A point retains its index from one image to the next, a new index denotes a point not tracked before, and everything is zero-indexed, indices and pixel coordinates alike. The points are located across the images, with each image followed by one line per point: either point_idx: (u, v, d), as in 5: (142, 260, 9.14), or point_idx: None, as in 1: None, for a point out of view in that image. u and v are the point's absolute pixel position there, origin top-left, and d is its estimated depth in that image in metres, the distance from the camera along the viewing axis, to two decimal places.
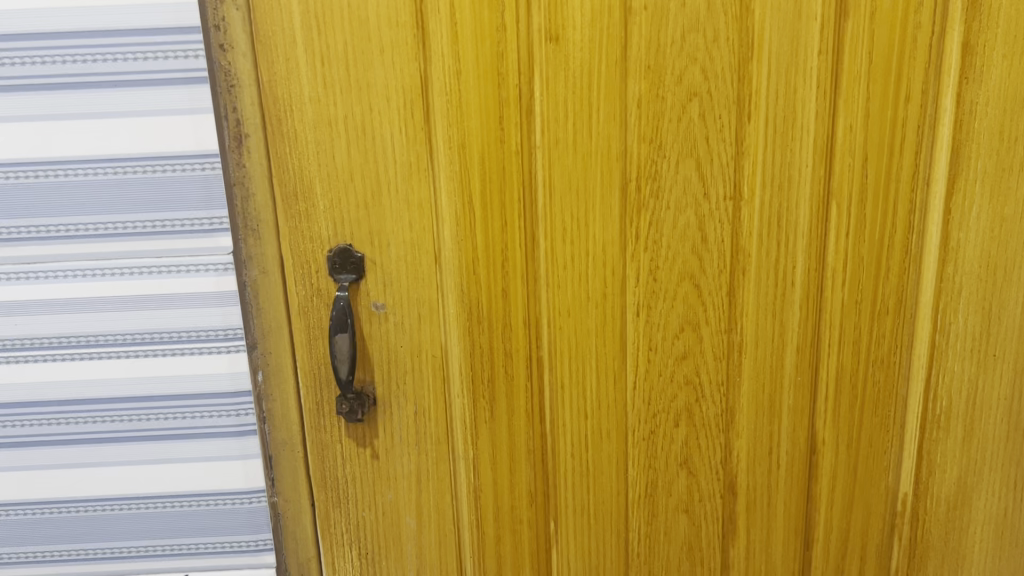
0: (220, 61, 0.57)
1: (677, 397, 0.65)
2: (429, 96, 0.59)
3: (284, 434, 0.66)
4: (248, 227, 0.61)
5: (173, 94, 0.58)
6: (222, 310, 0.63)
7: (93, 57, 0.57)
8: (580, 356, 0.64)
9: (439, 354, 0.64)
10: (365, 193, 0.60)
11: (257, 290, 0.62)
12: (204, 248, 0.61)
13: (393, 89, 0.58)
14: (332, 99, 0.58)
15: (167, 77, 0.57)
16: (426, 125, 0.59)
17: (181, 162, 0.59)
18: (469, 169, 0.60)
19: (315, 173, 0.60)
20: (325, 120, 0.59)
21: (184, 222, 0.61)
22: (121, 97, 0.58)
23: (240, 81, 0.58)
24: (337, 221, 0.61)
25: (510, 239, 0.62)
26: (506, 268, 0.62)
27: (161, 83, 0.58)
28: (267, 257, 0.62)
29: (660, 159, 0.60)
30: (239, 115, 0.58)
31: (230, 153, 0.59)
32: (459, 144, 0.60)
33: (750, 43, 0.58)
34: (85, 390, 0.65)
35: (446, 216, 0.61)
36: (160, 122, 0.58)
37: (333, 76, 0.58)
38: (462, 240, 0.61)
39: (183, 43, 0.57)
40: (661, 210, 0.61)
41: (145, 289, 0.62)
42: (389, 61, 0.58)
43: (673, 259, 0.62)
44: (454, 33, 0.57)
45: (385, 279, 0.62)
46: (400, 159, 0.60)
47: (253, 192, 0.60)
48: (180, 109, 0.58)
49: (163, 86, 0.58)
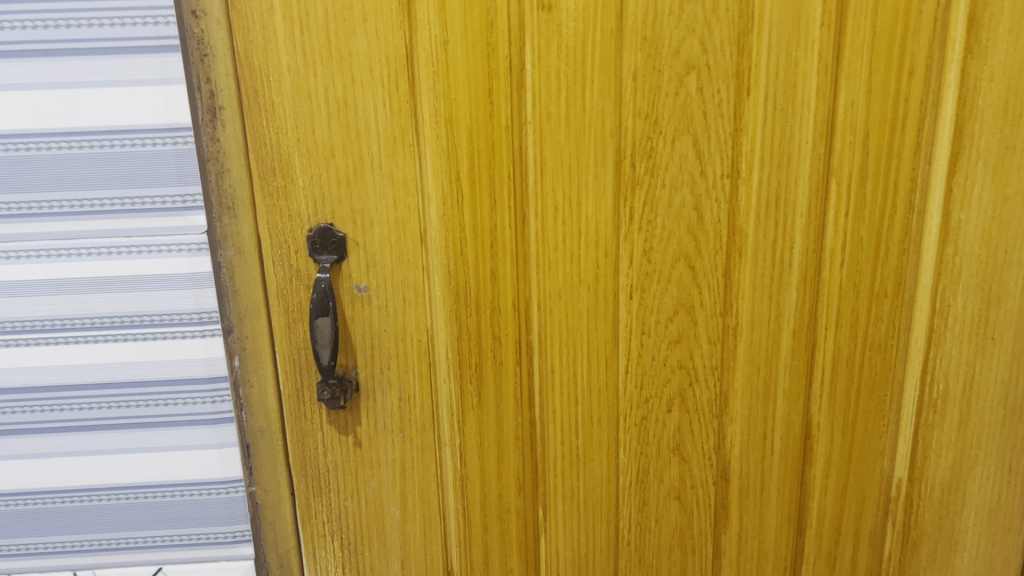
0: (193, 29, 0.54)
1: (670, 382, 0.63)
2: (415, 68, 0.56)
3: (261, 422, 0.63)
4: (223, 206, 0.58)
5: (144, 62, 0.54)
6: (196, 291, 0.60)
7: (58, 22, 0.54)
8: (572, 340, 0.62)
9: (425, 339, 0.62)
10: (348, 169, 0.57)
11: (233, 271, 0.59)
12: (177, 227, 0.58)
13: (377, 60, 0.55)
14: (311, 70, 0.55)
15: (137, 44, 0.54)
16: (411, 97, 0.56)
17: (152, 135, 0.56)
18: (457, 145, 0.57)
19: (294, 147, 0.57)
20: (304, 92, 0.56)
21: (156, 200, 0.57)
22: (88, 65, 0.54)
23: (214, 51, 0.54)
24: (317, 198, 0.58)
25: (500, 219, 0.59)
26: (495, 249, 0.60)
27: (131, 51, 0.54)
28: (244, 237, 0.59)
29: (656, 134, 0.58)
30: (213, 87, 0.55)
31: (204, 127, 0.56)
32: (446, 117, 0.57)
33: (750, 14, 0.56)
34: (53, 377, 0.61)
35: (433, 194, 0.59)
36: (130, 92, 0.55)
37: (314, 46, 0.55)
38: (450, 218, 0.59)
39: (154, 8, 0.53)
40: (656, 188, 0.59)
41: (115, 270, 0.59)
42: (373, 30, 0.55)
43: (668, 239, 0.60)
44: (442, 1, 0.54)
45: (368, 260, 0.60)
46: (384, 136, 0.57)
47: (229, 168, 0.57)
48: (151, 78, 0.55)
49: (133, 53, 0.54)
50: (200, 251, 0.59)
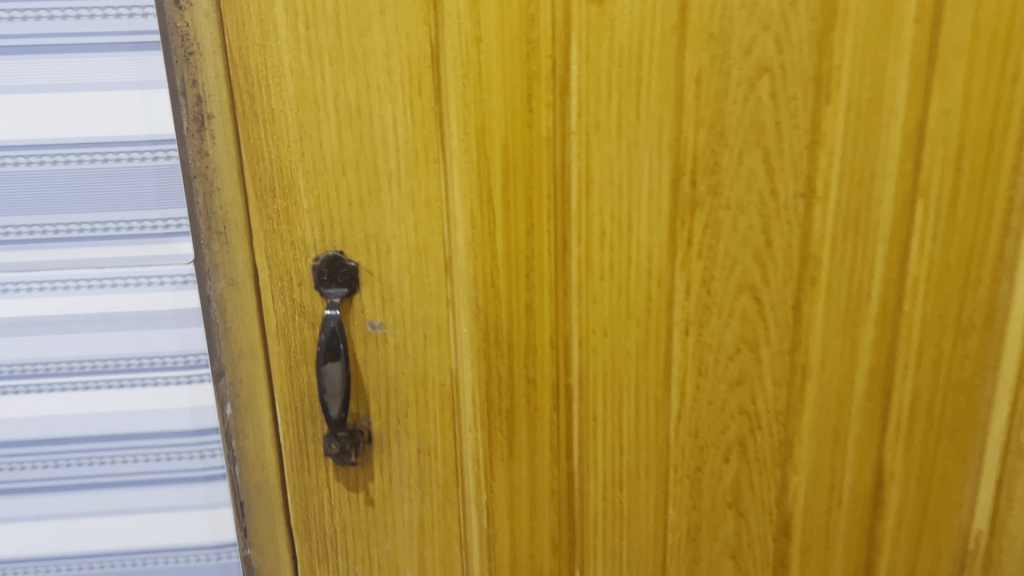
0: (176, 21, 0.45)
1: (729, 428, 0.55)
2: (441, 70, 0.47)
3: (258, 477, 0.54)
4: (213, 231, 0.49)
5: (119, 63, 0.46)
6: (182, 328, 0.51)
7: (16, 14, 0.45)
8: (618, 382, 0.54)
9: (449, 382, 0.53)
10: (362, 189, 0.49)
11: (224, 306, 0.51)
12: (158, 257, 0.50)
13: (397, 60, 0.47)
14: (318, 72, 0.46)
15: (111, 40, 0.46)
16: (436, 104, 0.48)
17: (128, 150, 0.48)
18: (490, 160, 0.49)
19: (298, 162, 0.48)
20: (310, 98, 0.47)
21: (133, 225, 0.49)
22: (52, 65, 0.46)
23: (201, 48, 0.46)
24: (325, 222, 0.49)
25: (538, 245, 0.51)
26: (532, 279, 0.51)
27: (102, 49, 0.46)
28: (238, 266, 0.50)
29: (721, 147, 0.49)
30: (200, 90, 0.46)
31: (190, 138, 0.47)
32: (478, 128, 0.48)
33: (834, 8, 0.47)
34: (15, 430, 0.53)
35: (460, 216, 0.50)
36: (103, 99, 0.47)
37: (322, 43, 0.46)
38: (479, 244, 0.51)
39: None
40: (720, 209, 0.51)
41: (84, 307, 0.50)
42: (392, 24, 0.46)
43: (732, 267, 0.52)
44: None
45: (384, 293, 0.51)
46: (405, 149, 0.48)
47: (219, 186, 0.48)
48: (127, 82, 0.47)
49: (105, 52, 0.46)
50: (186, 283, 0.51)
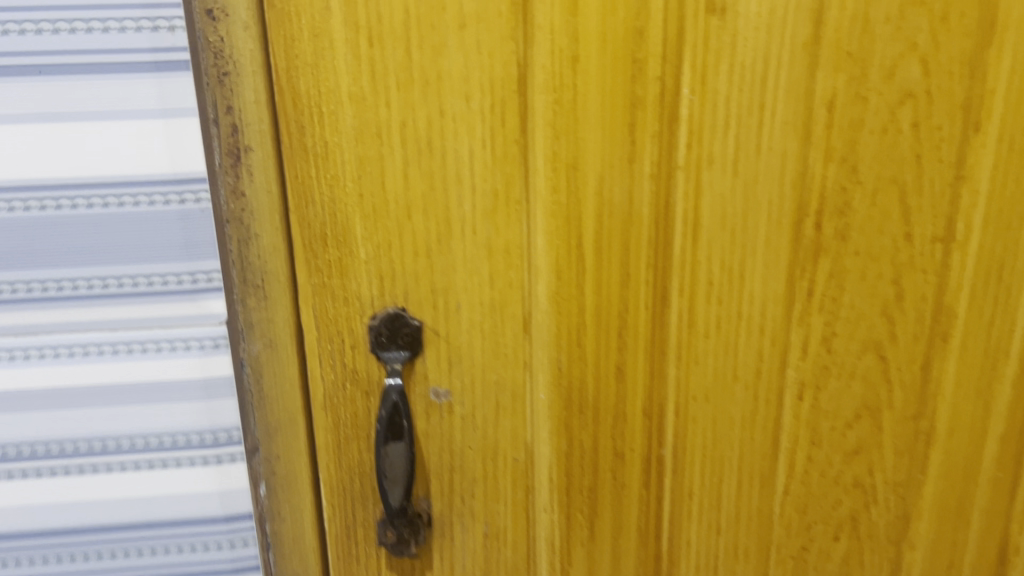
0: (208, 37, 0.37)
1: (841, 503, 0.48)
2: (529, 94, 0.39)
3: (296, 566, 0.47)
4: (248, 283, 0.41)
5: (140, 87, 0.40)
6: (207, 401, 0.45)
7: (22, 27, 0.39)
8: (719, 453, 0.46)
9: (523, 458, 0.45)
10: (430, 235, 0.41)
11: (259, 371, 0.43)
12: (183, 317, 0.43)
13: (477, 83, 0.39)
14: (382, 98, 0.38)
15: (133, 60, 0.40)
16: (521, 135, 0.40)
17: (149, 192, 0.41)
18: (582, 200, 0.41)
19: (355, 206, 0.40)
20: (371, 129, 0.39)
21: (152, 280, 0.42)
22: (59, 88, 0.40)
23: (239, 68, 0.38)
24: (385, 275, 0.41)
25: (633, 299, 0.43)
26: (625, 339, 0.44)
27: (121, 69, 0.40)
28: (277, 325, 0.42)
29: (853, 184, 0.42)
30: (235, 119, 0.38)
31: (222, 175, 0.40)
32: (570, 163, 0.40)
33: (993, 22, 0.40)
34: (22, 517, 0.46)
35: (543, 266, 0.42)
36: (124, 130, 0.40)
37: (387, 63, 0.38)
38: (564, 299, 0.43)
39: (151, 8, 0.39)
40: (846, 256, 0.43)
41: (98, 375, 0.44)
42: (472, 40, 0.38)
43: (856, 323, 0.45)
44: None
45: (452, 356, 0.43)
46: (482, 188, 0.40)
47: (257, 232, 0.40)
48: (149, 109, 0.40)
49: (126, 73, 0.40)
50: (215, 347, 0.44)
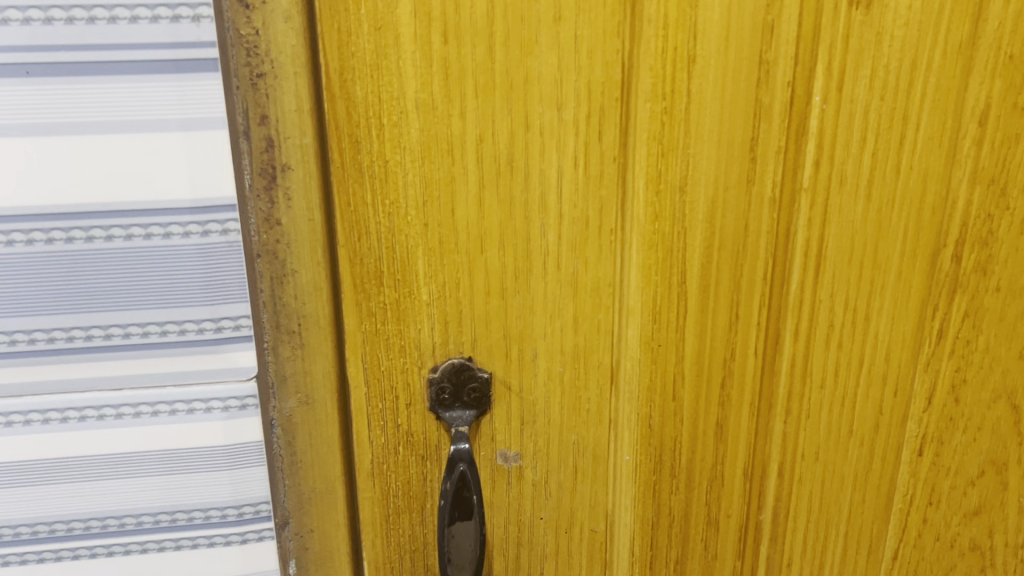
0: (239, 29, 0.30)
1: (955, 567, 0.42)
2: (632, 101, 0.32)
3: None
4: (281, 329, 0.34)
5: (155, 90, 0.31)
6: (232, 472, 0.37)
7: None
8: (825, 517, 0.40)
9: (601, 529, 0.38)
10: (506, 272, 0.34)
11: (293, 433, 0.35)
12: (202, 372, 0.35)
13: (572, 89, 0.31)
14: (458, 107, 0.31)
15: (143, 59, 0.30)
16: (620, 152, 0.33)
17: (163, 221, 0.32)
18: (689, 230, 0.34)
19: (418, 237, 0.33)
20: (442, 144, 0.32)
21: (166, 329, 0.34)
22: (56, 95, 0.30)
23: (278, 67, 0.30)
24: (449, 320, 0.34)
25: (741, 346, 0.36)
26: (728, 392, 0.37)
27: (132, 68, 0.30)
28: (316, 379, 0.34)
29: (1000, 211, 0.36)
30: (271, 131, 0.31)
31: (253, 199, 0.32)
32: (677, 186, 0.33)
33: None
34: None
35: (637, 306, 0.35)
36: (128, 146, 0.31)
37: (465, 64, 0.31)
38: (659, 345, 0.36)
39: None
40: (985, 293, 0.37)
41: (93, 444, 0.35)
42: (569, 36, 0.31)
43: (989, 368, 0.38)
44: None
45: (524, 413, 0.36)
46: (570, 214, 0.33)
47: (295, 268, 0.33)
48: (164, 119, 0.31)
49: (137, 73, 0.31)
50: (243, 408, 0.36)
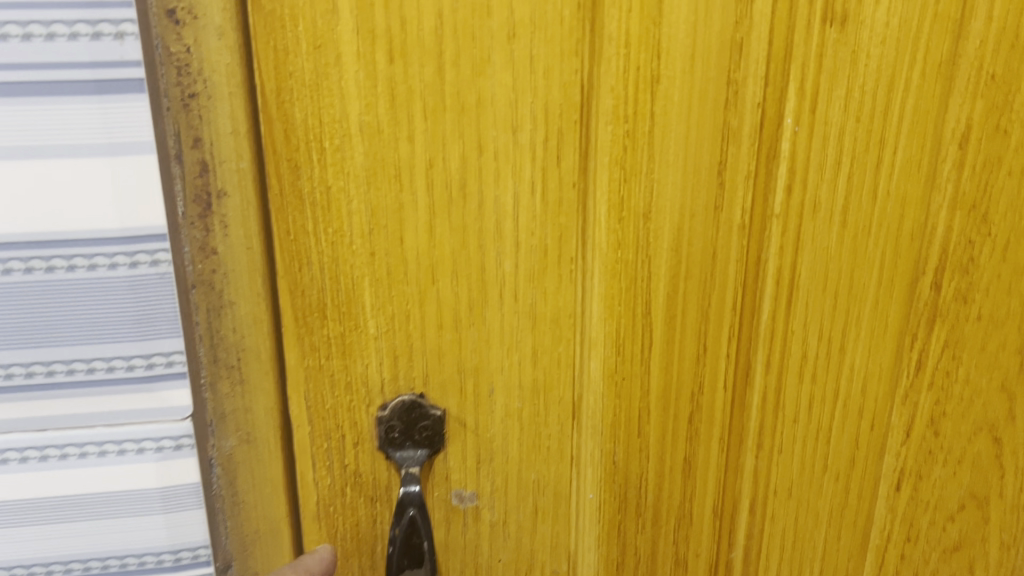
0: (168, 46, 0.27)
1: None
2: (593, 124, 0.30)
3: None
4: (219, 364, 0.32)
5: (76, 113, 0.28)
6: (168, 514, 0.35)
7: None
8: (799, 555, 0.38)
9: (564, 570, 0.37)
10: (459, 304, 0.32)
11: (234, 473, 0.33)
12: (134, 411, 0.33)
13: (528, 111, 0.29)
14: (405, 129, 0.29)
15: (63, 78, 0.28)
16: (581, 177, 0.31)
17: (89, 252, 0.30)
18: (654, 259, 0.32)
19: (364, 267, 0.30)
20: (388, 169, 0.29)
21: (93, 366, 0.32)
22: None
23: (211, 87, 0.28)
24: (400, 354, 0.32)
25: (710, 379, 0.34)
26: (697, 427, 0.35)
27: (50, 90, 0.28)
28: (257, 417, 0.32)
29: (981, 237, 0.34)
30: (205, 155, 0.29)
31: (186, 228, 0.30)
32: (642, 213, 0.32)
33: None
34: None
35: (600, 337, 0.33)
36: (50, 171, 0.29)
37: (413, 84, 0.28)
38: (623, 379, 0.34)
39: (95, 7, 0.27)
40: (965, 323, 0.35)
41: (21, 485, 0.34)
42: (524, 55, 0.29)
43: (970, 400, 0.37)
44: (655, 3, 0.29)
45: (481, 452, 0.34)
46: (528, 243, 0.31)
47: (232, 300, 0.31)
48: (89, 144, 0.29)
49: (55, 95, 0.28)
50: (178, 449, 0.34)
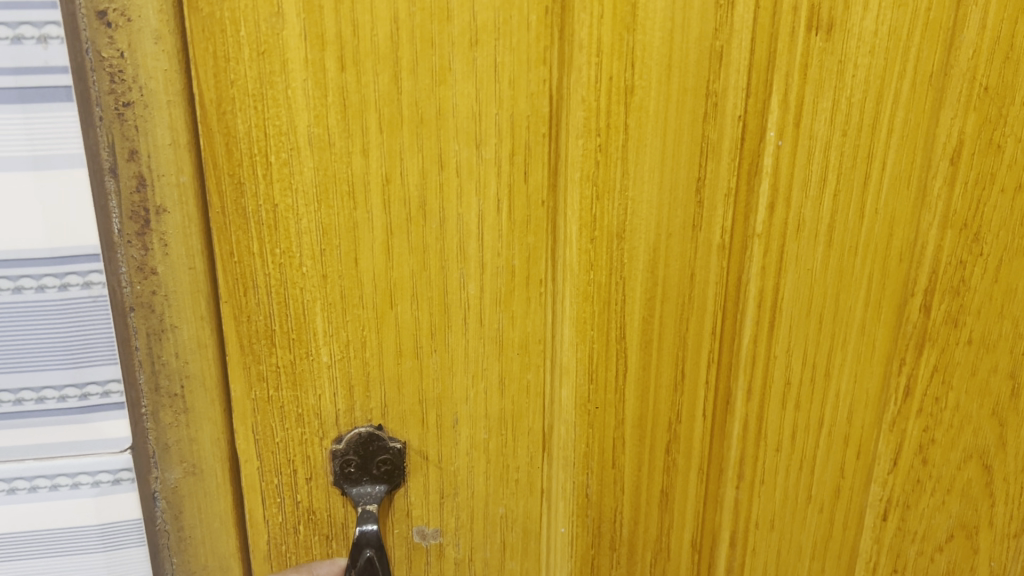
0: (100, 50, 0.25)
1: None
2: (563, 136, 0.28)
3: None
4: (160, 392, 0.29)
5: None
6: (106, 550, 0.32)
7: None
8: None
9: None
10: (419, 330, 0.29)
11: (179, 506, 0.31)
12: (67, 444, 0.30)
13: (493, 123, 0.27)
14: (360, 143, 0.27)
15: None
16: (550, 193, 0.29)
17: (16, 273, 0.28)
18: (629, 281, 0.30)
19: (315, 290, 0.28)
20: (341, 186, 0.27)
21: (21, 398, 0.29)
22: None
23: (147, 96, 0.26)
24: (356, 383, 0.30)
25: (689, 407, 0.32)
26: (675, 458, 0.33)
27: None
28: (202, 448, 0.30)
29: (974, 257, 0.32)
30: (142, 168, 0.26)
31: (123, 247, 0.27)
32: (616, 232, 0.29)
33: None
34: None
35: (571, 364, 0.31)
36: None
37: (366, 93, 0.26)
38: (596, 408, 0.32)
39: (15, 8, 0.25)
40: (956, 347, 0.34)
41: None
42: (488, 63, 0.27)
43: (960, 427, 0.35)
44: (628, 8, 0.27)
45: (444, 486, 0.32)
46: (493, 264, 0.29)
47: (175, 323, 0.28)
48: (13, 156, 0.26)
49: None
50: (117, 483, 0.31)
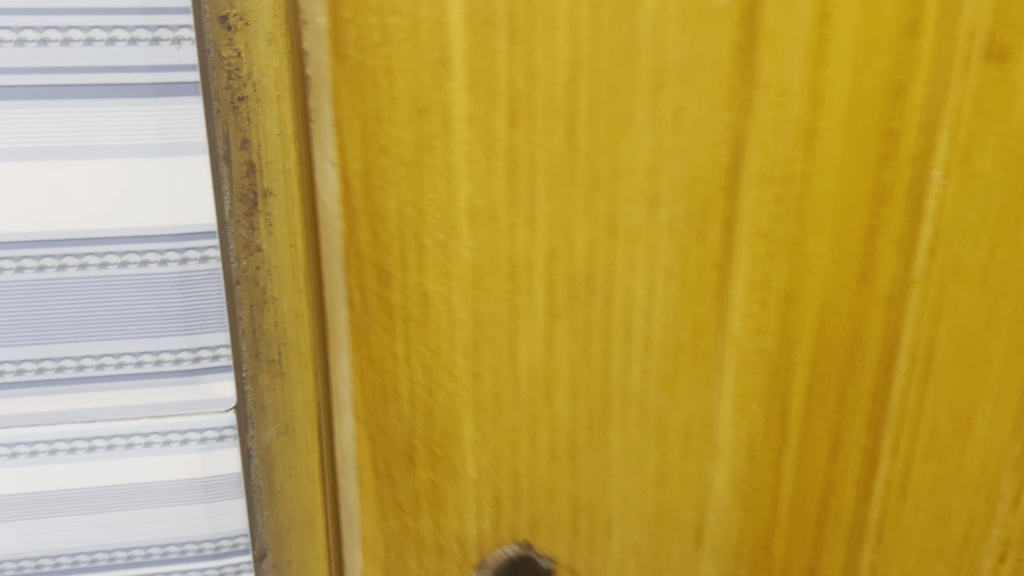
0: (220, 50, 0.30)
1: None
2: (740, 193, 0.24)
3: None
4: (261, 358, 0.34)
5: (133, 112, 0.32)
6: (208, 500, 0.39)
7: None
8: None
9: None
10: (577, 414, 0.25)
11: (272, 461, 0.36)
12: (181, 402, 0.37)
13: (672, 178, 0.23)
14: (525, 211, 0.23)
15: (129, 72, 0.31)
16: (723, 258, 0.25)
17: (142, 250, 0.34)
18: (799, 347, 0.27)
19: (467, 394, 0.25)
20: (501, 264, 0.23)
21: (145, 359, 0.36)
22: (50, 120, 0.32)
23: (262, 88, 0.29)
24: (502, 486, 0.26)
25: (840, 476, 0.29)
26: (823, 531, 0.30)
27: (112, 95, 0.32)
28: (294, 409, 0.34)
29: None
30: (254, 156, 0.31)
31: (233, 226, 0.32)
32: (786, 293, 0.26)
33: None
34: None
35: (730, 446, 0.27)
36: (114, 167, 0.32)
37: (535, 151, 0.22)
38: (757, 491, 0.28)
39: (157, 13, 0.30)
40: None
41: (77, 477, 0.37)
42: (671, 110, 0.22)
43: None
44: (818, 40, 0.23)
45: None
46: (662, 340, 0.25)
47: (278, 288, 0.32)
48: (146, 142, 0.32)
49: (114, 95, 0.32)
50: (221, 440, 0.37)
